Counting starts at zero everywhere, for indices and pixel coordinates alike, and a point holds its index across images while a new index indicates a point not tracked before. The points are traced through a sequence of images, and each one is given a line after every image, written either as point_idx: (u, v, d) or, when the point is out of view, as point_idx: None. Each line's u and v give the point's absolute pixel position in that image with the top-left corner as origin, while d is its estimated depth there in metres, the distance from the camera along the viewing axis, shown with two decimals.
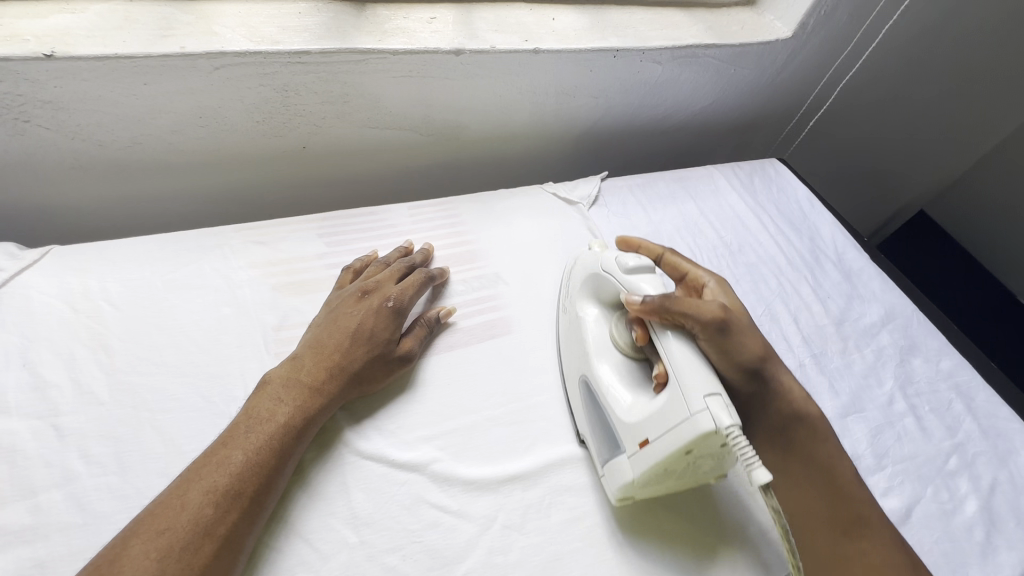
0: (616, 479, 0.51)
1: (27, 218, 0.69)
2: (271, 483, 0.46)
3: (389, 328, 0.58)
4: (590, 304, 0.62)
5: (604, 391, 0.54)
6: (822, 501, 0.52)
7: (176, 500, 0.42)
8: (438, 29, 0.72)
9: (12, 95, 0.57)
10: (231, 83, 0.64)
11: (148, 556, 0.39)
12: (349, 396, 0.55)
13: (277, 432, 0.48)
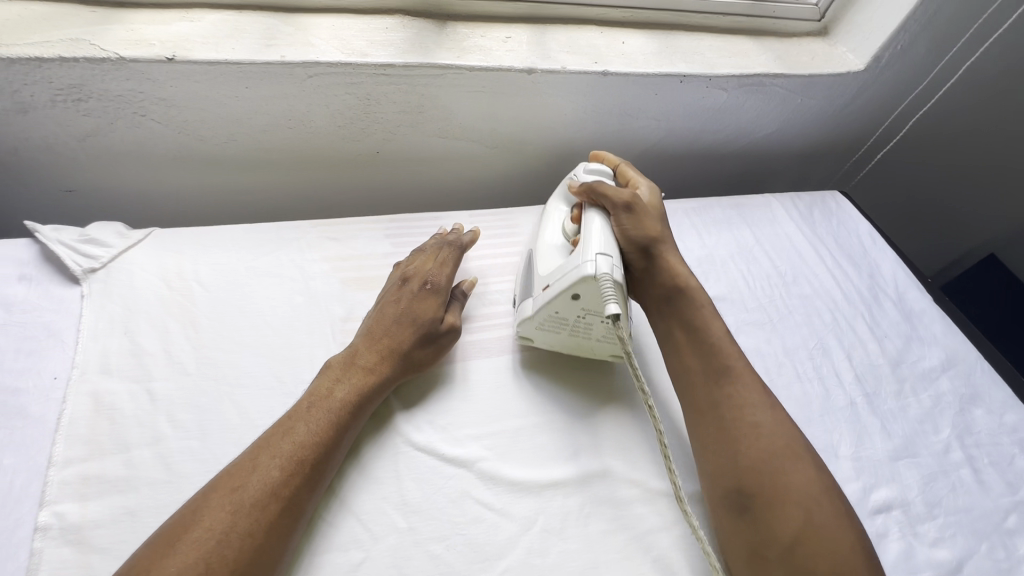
0: (526, 322, 0.61)
1: (131, 201, 0.77)
2: (328, 454, 0.50)
3: (434, 303, 0.63)
4: (557, 212, 0.70)
5: (537, 257, 0.65)
6: (706, 388, 0.56)
7: (248, 464, 0.47)
8: (513, 48, 0.76)
9: (135, 91, 0.64)
10: (321, 90, 0.70)
11: (224, 512, 0.43)
12: (409, 372, 0.59)
13: (335, 410, 0.52)
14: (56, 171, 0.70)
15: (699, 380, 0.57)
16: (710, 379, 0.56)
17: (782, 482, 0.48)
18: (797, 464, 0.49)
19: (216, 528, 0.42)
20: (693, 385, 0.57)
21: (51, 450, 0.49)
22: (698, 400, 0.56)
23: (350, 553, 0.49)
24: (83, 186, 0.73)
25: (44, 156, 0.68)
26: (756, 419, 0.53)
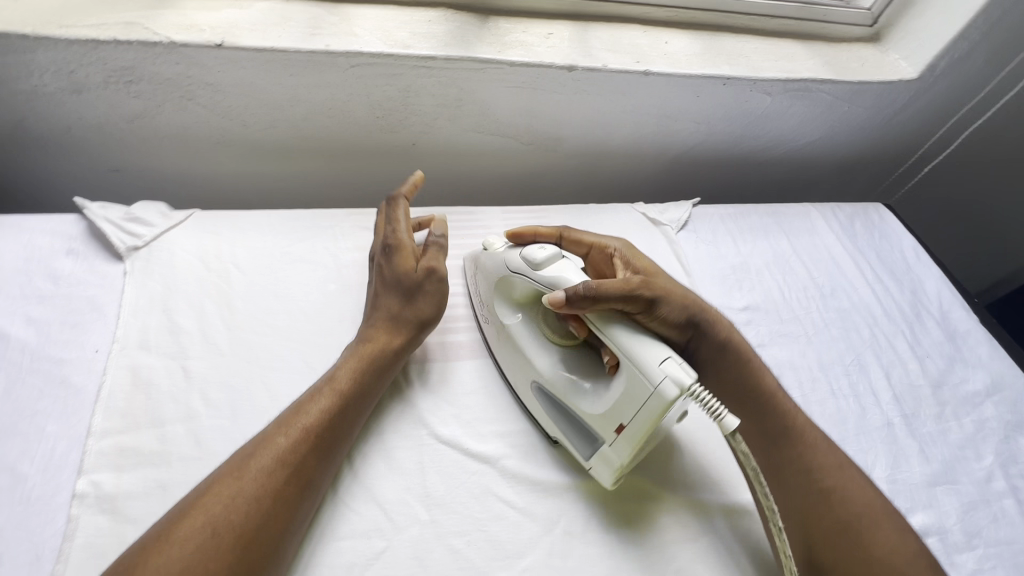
0: (600, 464, 0.52)
1: (173, 183, 0.79)
2: (343, 426, 0.51)
3: (403, 257, 0.61)
4: (513, 317, 0.60)
5: (559, 388, 0.54)
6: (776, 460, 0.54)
7: (273, 435, 0.48)
8: (554, 44, 0.75)
9: (183, 76, 0.65)
10: (363, 81, 0.70)
11: (253, 478, 0.45)
12: (410, 328, 0.59)
13: (345, 387, 0.53)
14: (104, 151, 0.72)
15: (761, 448, 0.55)
16: (781, 449, 0.55)
17: (887, 553, 0.48)
18: (886, 524, 0.49)
19: (221, 495, 0.43)
20: (769, 464, 0.55)
21: (91, 420, 0.50)
22: (770, 476, 0.54)
23: (372, 541, 0.49)
24: (129, 166, 0.75)
25: (94, 136, 0.70)
26: (835, 483, 0.52)
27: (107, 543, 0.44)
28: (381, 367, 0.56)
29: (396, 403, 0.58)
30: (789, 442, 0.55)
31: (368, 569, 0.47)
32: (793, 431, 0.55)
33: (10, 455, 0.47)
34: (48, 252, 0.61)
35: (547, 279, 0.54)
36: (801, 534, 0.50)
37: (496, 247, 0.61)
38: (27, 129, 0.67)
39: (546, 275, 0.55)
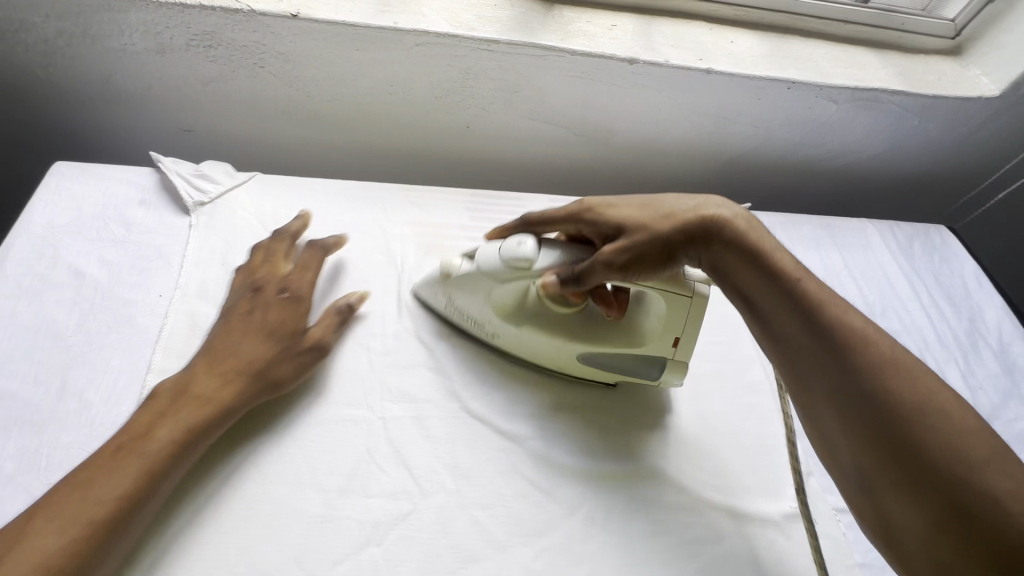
0: (669, 373, 0.59)
1: (237, 148, 0.82)
2: (214, 426, 0.49)
3: (297, 308, 0.57)
4: (486, 310, 0.59)
5: (605, 341, 0.58)
6: (817, 361, 0.47)
7: (140, 436, 0.46)
8: (617, 36, 0.75)
9: (258, 43, 0.68)
10: (425, 60, 0.71)
11: (113, 483, 0.43)
12: (280, 372, 0.53)
13: (225, 394, 0.50)
14: (179, 110, 0.76)
15: (817, 373, 0.47)
16: (810, 342, 0.48)
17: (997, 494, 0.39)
18: (961, 427, 0.42)
19: (121, 472, 0.44)
20: (813, 373, 0.48)
21: (150, 356, 0.54)
22: (813, 382, 0.48)
23: (399, 502, 0.50)
24: (199, 127, 0.78)
25: (171, 96, 0.74)
26: (886, 370, 0.44)
27: None
28: (252, 399, 0.51)
29: (431, 374, 0.59)
30: (826, 331, 0.47)
31: (392, 528, 0.49)
32: (828, 315, 0.47)
33: (79, 382, 0.51)
34: (124, 200, 0.65)
35: (516, 257, 0.55)
36: (858, 450, 0.44)
37: (453, 264, 0.59)
38: (113, 84, 0.72)
39: (529, 262, 0.55)
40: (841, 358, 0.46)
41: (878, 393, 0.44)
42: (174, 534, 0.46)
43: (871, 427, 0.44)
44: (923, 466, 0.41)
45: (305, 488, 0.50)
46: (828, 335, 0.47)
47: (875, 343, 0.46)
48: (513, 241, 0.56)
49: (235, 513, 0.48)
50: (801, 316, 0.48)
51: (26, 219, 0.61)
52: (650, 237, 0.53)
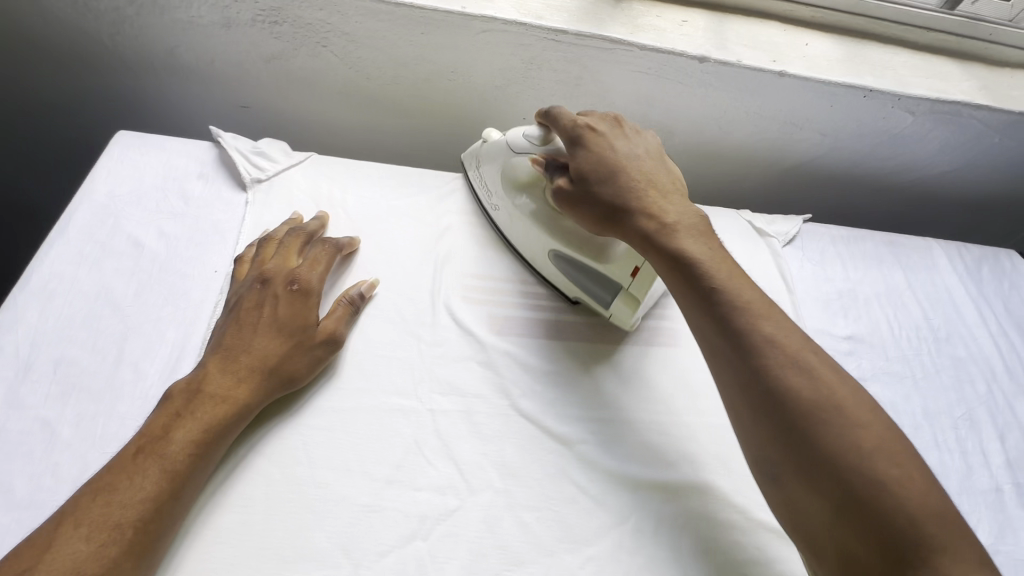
0: (621, 305, 0.60)
1: (291, 127, 0.82)
2: (233, 427, 0.47)
3: (306, 300, 0.54)
4: (498, 182, 0.67)
5: (574, 246, 0.61)
6: (726, 354, 0.49)
7: (160, 440, 0.44)
8: (687, 32, 0.72)
9: (324, 22, 0.67)
10: (489, 48, 0.70)
11: (138, 488, 0.42)
12: (296, 368, 0.51)
13: (240, 393, 0.49)
14: (238, 86, 0.76)
15: (724, 352, 0.49)
16: (719, 321, 0.49)
17: (894, 481, 0.41)
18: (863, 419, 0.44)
19: (146, 477, 0.43)
20: (718, 355, 0.50)
21: (206, 334, 0.53)
22: (723, 376, 0.49)
23: (446, 498, 0.49)
24: (256, 104, 0.78)
25: (232, 71, 0.74)
26: (783, 361, 0.46)
27: None
28: (268, 392, 0.50)
29: (481, 369, 0.57)
30: (734, 322, 0.49)
31: (438, 524, 0.48)
32: (737, 307, 0.49)
33: (135, 353, 0.51)
34: (183, 172, 0.65)
35: (535, 136, 0.64)
36: (765, 443, 0.46)
37: (490, 132, 0.70)
38: (177, 57, 0.72)
39: (545, 145, 0.63)
40: (738, 338, 0.48)
41: (780, 384, 0.45)
42: (224, 513, 0.45)
43: (776, 420, 0.45)
44: (817, 454, 0.43)
45: (353, 475, 0.49)
46: (733, 325, 0.49)
47: (777, 334, 0.48)
48: (538, 126, 0.65)
49: (283, 496, 0.47)
50: (711, 308, 0.50)
51: (90, 186, 0.61)
52: (599, 194, 0.56)
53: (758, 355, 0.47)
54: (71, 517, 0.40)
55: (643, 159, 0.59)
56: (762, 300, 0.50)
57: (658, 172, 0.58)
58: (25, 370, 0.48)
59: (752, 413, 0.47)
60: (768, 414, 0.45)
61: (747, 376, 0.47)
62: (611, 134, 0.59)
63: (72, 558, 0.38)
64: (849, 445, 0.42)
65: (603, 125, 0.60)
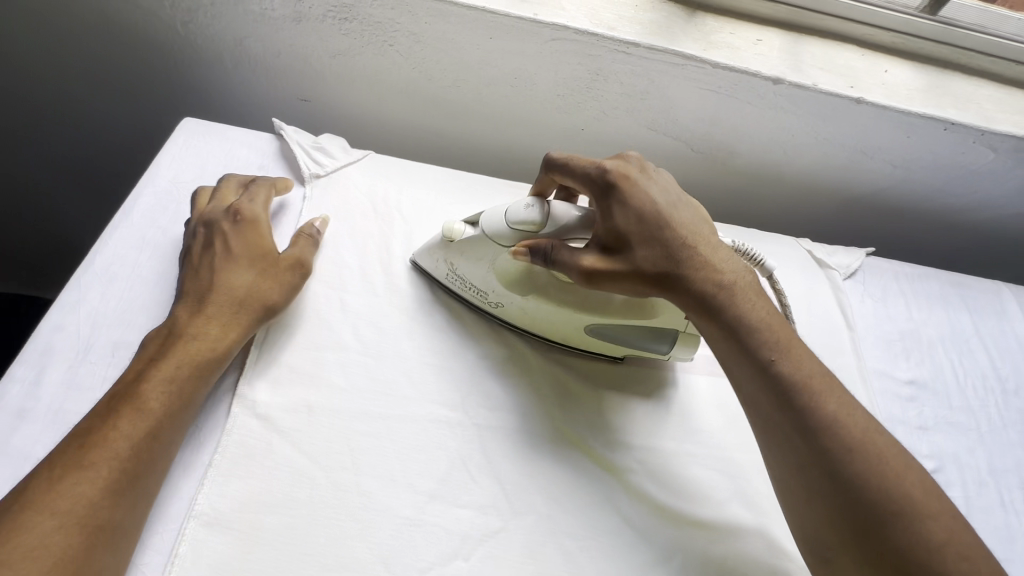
0: (680, 347, 0.58)
1: (347, 124, 0.82)
2: (204, 374, 0.47)
3: (256, 231, 0.55)
4: (489, 279, 0.56)
5: (616, 314, 0.55)
6: (786, 435, 0.44)
7: (138, 383, 0.44)
8: (762, 52, 0.70)
9: (393, 22, 0.67)
10: (557, 56, 0.69)
11: (113, 434, 0.41)
12: (275, 297, 0.53)
13: (209, 336, 0.48)
14: (300, 80, 0.76)
15: (769, 423, 0.46)
16: (767, 387, 0.45)
17: (957, 559, 0.39)
18: (919, 487, 0.41)
19: (118, 428, 0.41)
20: (760, 425, 0.46)
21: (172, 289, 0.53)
22: (777, 454, 0.45)
23: (489, 518, 0.48)
24: (316, 99, 0.78)
25: (296, 65, 0.74)
26: (836, 433, 0.43)
27: (256, 445, 0.47)
28: (253, 326, 0.51)
29: (529, 386, 0.56)
30: (794, 400, 0.44)
31: (481, 544, 0.46)
32: (798, 382, 0.45)
33: None
34: (243, 163, 0.65)
35: (521, 219, 0.52)
36: (819, 524, 0.43)
37: (454, 228, 0.56)
38: (245, 47, 0.72)
39: (536, 227, 0.52)
40: (787, 411, 0.44)
41: (843, 468, 0.42)
42: (268, 514, 0.45)
43: (837, 506, 0.42)
44: (867, 531, 0.40)
45: (397, 485, 0.48)
46: (795, 404, 0.44)
47: (838, 414, 0.44)
48: (519, 205, 0.52)
49: (327, 502, 0.46)
50: (771, 382, 0.45)
51: (155, 171, 0.62)
52: (630, 262, 0.50)
53: (823, 440, 0.43)
54: (50, 462, 0.39)
55: (675, 206, 0.52)
56: (819, 369, 0.46)
57: (693, 220, 0.52)
58: (84, 352, 0.48)
59: (807, 495, 0.43)
60: (829, 500, 0.42)
61: (807, 459, 0.43)
62: (638, 180, 0.52)
63: (55, 496, 0.38)
64: (908, 528, 0.40)
65: (622, 171, 0.52)
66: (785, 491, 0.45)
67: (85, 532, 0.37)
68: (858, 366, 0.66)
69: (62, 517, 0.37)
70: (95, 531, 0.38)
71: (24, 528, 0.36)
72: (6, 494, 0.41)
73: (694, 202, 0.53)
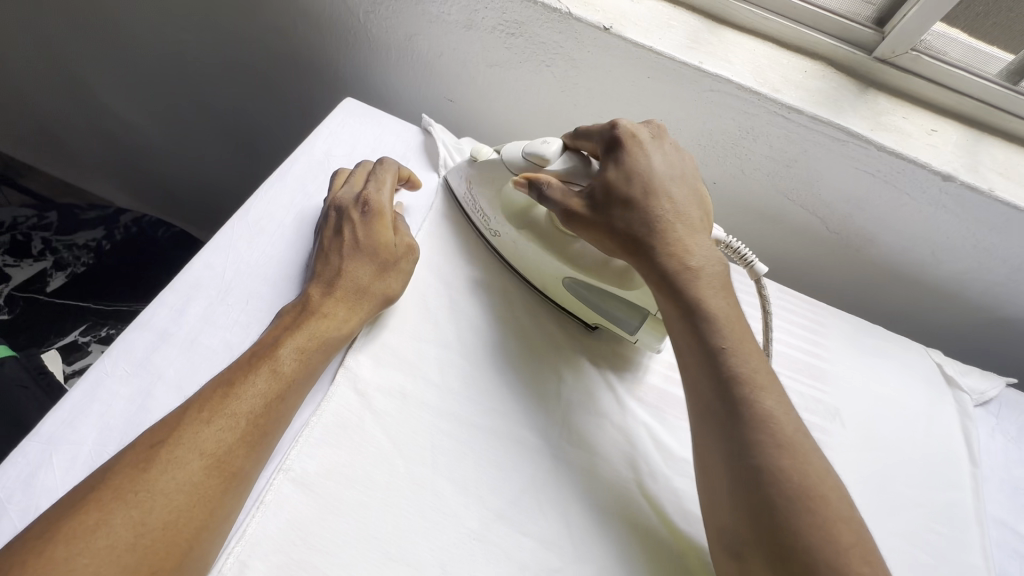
0: (649, 332, 0.56)
1: (485, 130, 0.85)
2: (329, 351, 0.50)
3: (382, 223, 0.57)
4: (494, 205, 0.61)
5: (590, 273, 0.56)
6: (718, 419, 0.46)
7: (273, 346, 0.48)
8: (935, 144, 0.64)
9: (557, 44, 0.68)
10: (710, 107, 0.67)
11: (252, 387, 0.45)
12: (393, 288, 0.55)
13: (341, 319, 0.52)
14: (453, 82, 0.80)
15: (710, 409, 0.46)
16: (714, 375, 0.47)
17: None
18: (840, 514, 0.41)
19: (257, 384, 0.45)
20: (705, 415, 0.47)
21: (307, 264, 0.57)
22: (710, 441, 0.46)
23: (548, 556, 0.46)
24: (462, 102, 0.82)
25: (454, 68, 0.78)
26: (774, 436, 0.43)
27: (350, 419, 0.49)
28: (374, 312, 0.54)
29: (613, 430, 0.54)
30: (733, 388, 0.46)
31: None
32: (740, 375, 0.46)
33: None
34: (389, 149, 0.69)
35: (536, 153, 0.55)
36: (734, 513, 0.43)
37: (483, 151, 0.62)
38: (413, 43, 0.77)
39: (544, 162, 0.55)
40: (727, 396, 0.45)
41: (765, 465, 0.42)
42: (347, 487, 0.46)
43: (749, 501, 0.42)
44: (779, 537, 0.40)
45: (467, 494, 0.48)
46: (730, 393, 0.46)
47: (773, 410, 0.45)
48: (539, 139, 0.56)
49: (402, 492, 0.47)
50: (715, 367, 0.47)
51: (313, 140, 0.67)
52: (609, 222, 0.51)
53: (753, 433, 0.44)
54: (196, 405, 0.43)
55: (672, 182, 0.53)
56: (764, 367, 0.47)
57: (687, 204, 0.53)
58: (224, 293, 0.53)
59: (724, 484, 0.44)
60: (742, 489, 0.43)
61: (730, 446, 0.44)
62: (645, 145, 0.54)
63: (199, 439, 0.41)
64: (818, 533, 0.40)
65: (631, 133, 0.54)
66: (711, 480, 0.45)
67: (219, 478, 0.41)
68: (976, 507, 0.58)
69: (203, 453, 0.41)
70: (227, 477, 0.41)
71: (173, 463, 0.40)
72: (137, 406, 0.45)
73: (690, 181, 0.54)
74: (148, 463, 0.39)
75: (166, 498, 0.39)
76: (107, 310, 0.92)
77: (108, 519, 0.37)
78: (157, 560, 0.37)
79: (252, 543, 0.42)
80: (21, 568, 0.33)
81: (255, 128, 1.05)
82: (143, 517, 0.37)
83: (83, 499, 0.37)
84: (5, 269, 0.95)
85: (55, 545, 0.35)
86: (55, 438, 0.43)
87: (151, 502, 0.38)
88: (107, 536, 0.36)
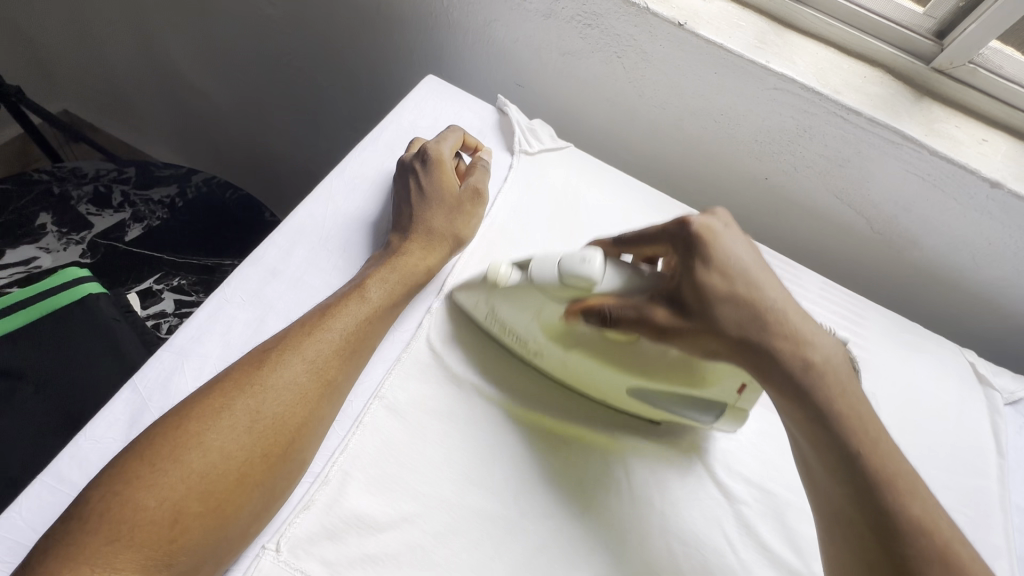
0: (725, 419, 0.54)
1: (549, 116, 0.90)
2: (412, 290, 0.55)
3: (446, 174, 0.61)
4: (532, 327, 0.53)
5: (665, 376, 0.51)
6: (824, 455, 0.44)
7: (362, 280, 0.53)
8: (985, 152, 0.68)
9: (631, 37, 0.73)
10: (772, 104, 0.72)
11: (345, 312, 0.50)
12: (463, 230, 0.61)
13: (422, 263, 0.57)
14: (525, 67, 0.85)
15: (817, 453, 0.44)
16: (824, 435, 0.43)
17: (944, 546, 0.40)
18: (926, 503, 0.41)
19: (348, 309, 0.51)
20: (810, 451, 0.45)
21: (385, 215, 0.62)
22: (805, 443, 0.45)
23: (608, 495, 0.51)
24: (531, 88, 0.87)
25: (527, 54, 0.83)
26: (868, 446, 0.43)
27: (434, 358, 0.55)
28: (449, 252, 0.59)
29: None
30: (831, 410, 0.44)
31: (597, 514, 0.50)
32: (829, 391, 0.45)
33: None
34: (467, 125, 0.74)
35: (575, 275, 0.48)
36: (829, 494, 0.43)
37: (501, 271, 0.52)
38: (491, 29, 0.82)
39: (590, 283, 0.48)
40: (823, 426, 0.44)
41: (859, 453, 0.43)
42: (431, 417, 0.51)
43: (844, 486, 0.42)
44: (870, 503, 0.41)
45: (536, 435, 0.53)
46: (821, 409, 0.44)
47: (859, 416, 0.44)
48: (575, 257, 0.48)
49: (479, 427, 0.52)
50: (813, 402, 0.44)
51: (401, 111, 0.73)
52: (704, 330, 0.46)
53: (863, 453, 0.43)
54: (299, 324, 0.49)
55: (764, 267, 0.48)
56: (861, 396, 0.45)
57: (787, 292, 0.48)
58: (324, 239, 0.59)
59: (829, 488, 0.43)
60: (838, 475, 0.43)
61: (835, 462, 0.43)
62: (725, 231, 0.49)
63: (301, 348, 0.47)
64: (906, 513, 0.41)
65: (708, 224, 0.48)
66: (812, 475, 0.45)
67: (318, 382, 0.46)
68: (1000, 495, 0.62)
69: (304, 361, 0.46)
70: (324, 383, 0.46)
71: (281, 365, 0.46)
72: (254, 329, 0.51)
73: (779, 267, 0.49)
74: (260, 363, 0.45)
75: (274, 394, 0.44)
76: (178, 261, 0.97)
77: (230, 404, 0.43)
78: (268, 446, 0.42)
79: (353, 456, 0.48)
80: (166, 435, 0.40)
81: (324, 101, 1.11)
82: (258, 407, 0.43)
83: (209, 388, 0.43)
84: (87, 216, 1.01)
85: (189, 421, 0.41)
86: (185, 349, 0.49)
87: (262, 394, 0.44)
88: (230, 418, 0.42)
